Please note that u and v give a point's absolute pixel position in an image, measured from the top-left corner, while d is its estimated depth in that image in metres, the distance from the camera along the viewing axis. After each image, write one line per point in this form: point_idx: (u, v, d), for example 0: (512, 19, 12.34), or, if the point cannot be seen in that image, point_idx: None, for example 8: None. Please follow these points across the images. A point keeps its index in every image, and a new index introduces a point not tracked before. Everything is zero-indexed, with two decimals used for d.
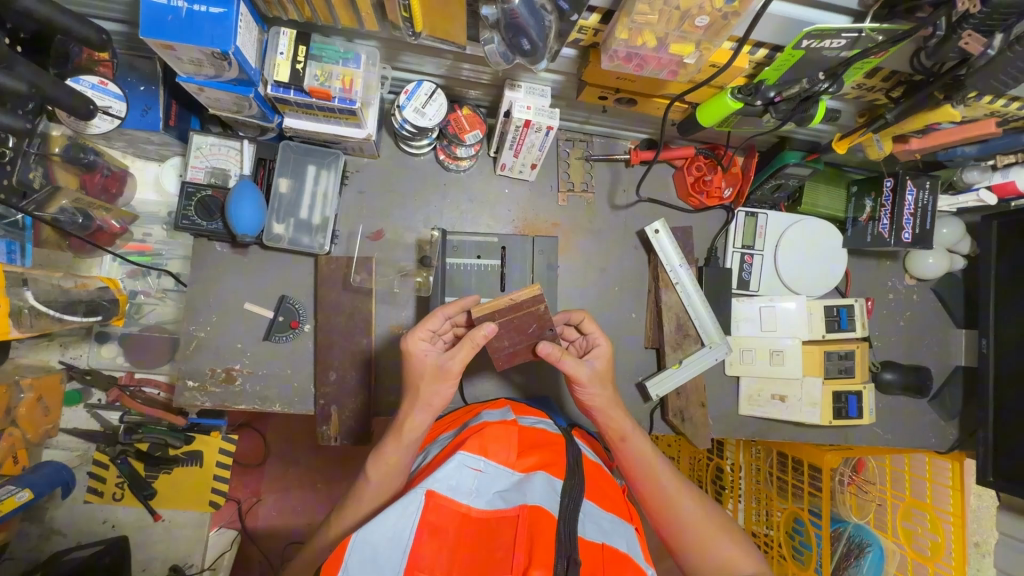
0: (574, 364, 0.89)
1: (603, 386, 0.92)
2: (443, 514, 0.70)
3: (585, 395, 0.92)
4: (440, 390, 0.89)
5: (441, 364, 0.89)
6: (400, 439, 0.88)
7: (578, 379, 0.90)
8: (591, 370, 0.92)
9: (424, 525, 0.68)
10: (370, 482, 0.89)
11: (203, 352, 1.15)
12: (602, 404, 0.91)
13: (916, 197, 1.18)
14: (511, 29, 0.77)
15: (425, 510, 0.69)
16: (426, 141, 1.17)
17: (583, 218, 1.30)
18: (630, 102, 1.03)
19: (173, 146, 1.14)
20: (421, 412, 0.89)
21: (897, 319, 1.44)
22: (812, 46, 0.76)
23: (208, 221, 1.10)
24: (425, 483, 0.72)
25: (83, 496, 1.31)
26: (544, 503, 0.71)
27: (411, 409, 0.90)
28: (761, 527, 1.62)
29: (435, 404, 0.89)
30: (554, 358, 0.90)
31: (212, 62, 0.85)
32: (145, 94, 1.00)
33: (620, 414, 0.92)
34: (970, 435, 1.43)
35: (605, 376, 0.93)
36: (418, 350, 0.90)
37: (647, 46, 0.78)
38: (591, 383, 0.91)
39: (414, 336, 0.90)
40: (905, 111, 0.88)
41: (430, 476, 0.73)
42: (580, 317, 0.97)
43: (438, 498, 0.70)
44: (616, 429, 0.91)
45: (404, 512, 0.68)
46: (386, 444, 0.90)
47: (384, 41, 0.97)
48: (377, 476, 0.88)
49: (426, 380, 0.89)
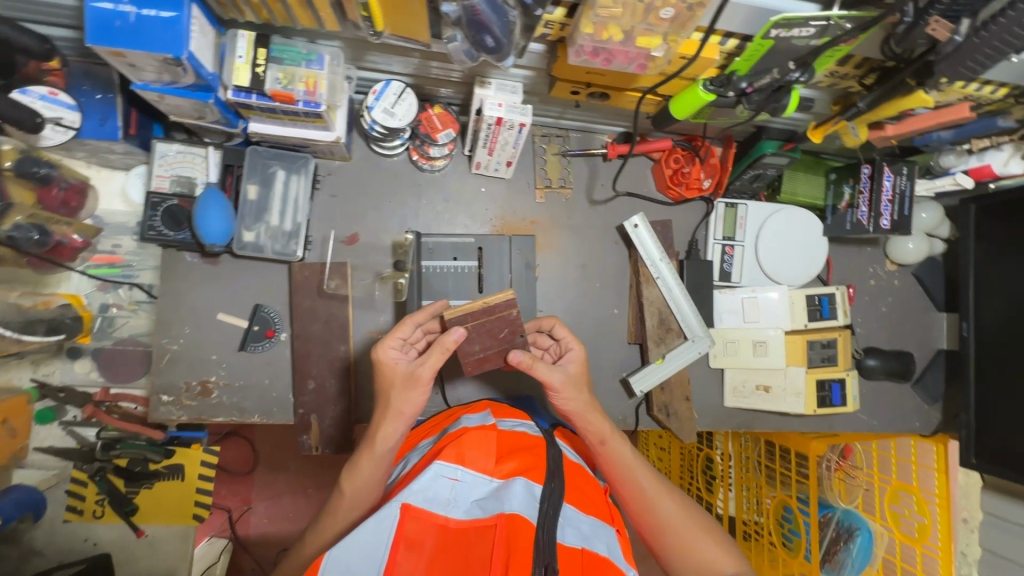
0: (547, 368, 0.90)
1: (579, 391, 0.92)
2: (419, 526, 0.68)
3: (562, 402, 0.91)
4: (412, 400, 0.88)
5: (411, 371, 0.89)
6: (374, 451, 0.87)
7: (551, 386, 0.90)
8: (565, 375, 0.92)
9: (401, 539, 0.66)
10: (346, 494, 0.88)
11: (177, 365, 1.12)
12: (579, 409, 0.90)
13: (893, 183, 1.17)
14: (474, 25, 0.75)
15: (402, 523, 0.67)
16: (398, 141, 1.15)
17: (562, 214, 1.29)
18: (603, 96, 1.01)
19: (137, 155, 1.11)
20: (395, 422, 0.88)
21: (879, 305, 1.45)
22: (781, 35, 0.75)
23: (175, 231, 1.07)
24: (400, 496, 0.71)
25: (62, 516, 1.29)
26: (522, 511, 0.70)
27: (384, 419, 0.89)
28: (752, 515, 1.59)
29: (407, 412, 0.88)
30: (525, 365, 0.90)
31: (166, 68, 0.82)
32: (102, 103, 0.97)
33: (599, 419, 0.92)
34: (953, 417, 1.44)
35: (578, 381, 0.94)
36: (389, 359, 0.93)
37: (614, 40, 0.76)
38: (565, 389, 0.91)
39: (385, 344, 0.93)
40: (876, 99, 0.88)
41: (406, 489, 0.72)
42: (549, 323, 1.03)
43: (414, 512, 0.69)
44: (597, 434, 0.91)
45: (378, 527, 0.67)
46: (362, 456, 0.89)
47: (348, 40, 0.94)
48: (352, 489, 0.87)
49: (396, 389, 0.89)
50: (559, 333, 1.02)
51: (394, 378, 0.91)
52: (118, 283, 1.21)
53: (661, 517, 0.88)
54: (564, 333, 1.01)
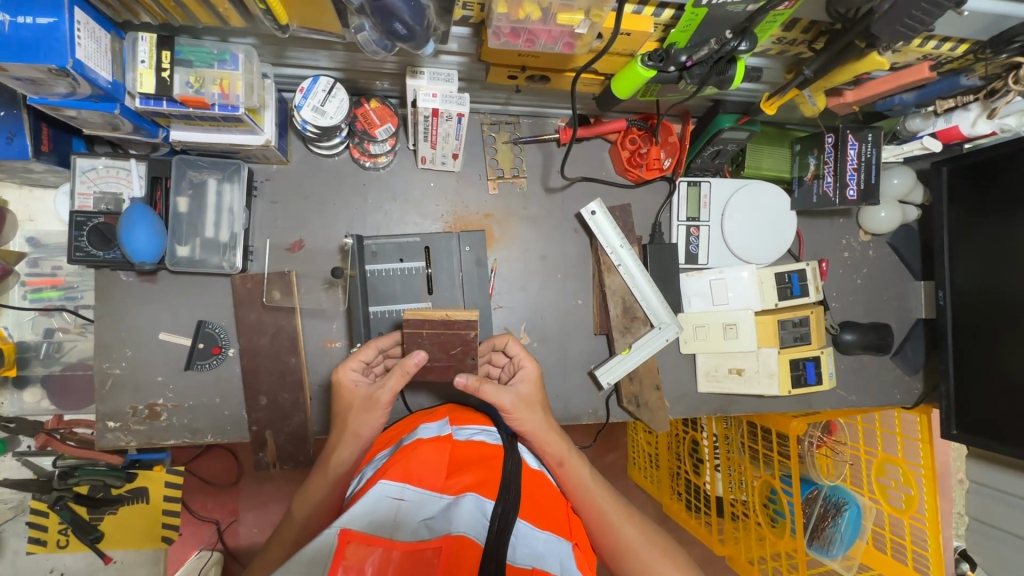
0: (497, 391, 0.90)
1: (533, 412, 0.92)
2: (359, 551, 0.62)
3: (519, 425, 0.91)
4: (368, 422, 0.86)
5: (370, 394, 0.87)
6: (327, 473, 0.87)
7: (504, 408, 0.90)
8: (516, 396, 0.92)
9: (340, 565, 0.60)
10: (297, 521, 0.87)
11: (122, 390, 1.08)
12: (535, 429, 0.91)
13: (858, 151, 1.11)
14: (380, 12, 0.69)
15: (341, 549, 0.62)
16: (337, 141, 1.09)
17: (517, 205, 1.23)
18: (543, 78, 0.95)
19: (60, 173, 1.05)
20: (349, 445, 0.86)
21: (854, 277, 1.40)
22: (713, 3, 0.70)
23: (106, 250, 1.02)
24: (339, 521, 0.65)
25: (26, 548, 1.25)
26: (471, 533, 0.68)
27: (339, 443, 0.88)
28: (738, 495, 1.55)
29: (363, 435, 0.87)
30: (472, 389, 0.90)
31: (55, 79, 0.76)
32: (7, 120, 0.91)
33: (558, 440, 0.93)
34: (934, 388, 1.41)
35: (533, 402, 0.94)
36: (349, 381, 0.93)
37: (532, 19, 0.70)
38: (518, 410, 0.91)
39: (346, 369, 0.93)
40: (824, 65, 0.82)
41: (346, 513, 0.66)
42: (504, 339, 1.04)
43: (354, 536, 0.63)
44: (556, 455, 0.92)
45: (314, 557, 0.61)
46: (314, 479, 0.89)
47: (263, 37, 0.88)
48: (301, 512, 0.87)
49: (355, 411, 0.88)
50: (513, 350, 1.03)
51: (353, 401, 0.90)
52: (58, 307, 1.16)
53: (620, 538, 0.89)
54: (517, 349, 1.02)
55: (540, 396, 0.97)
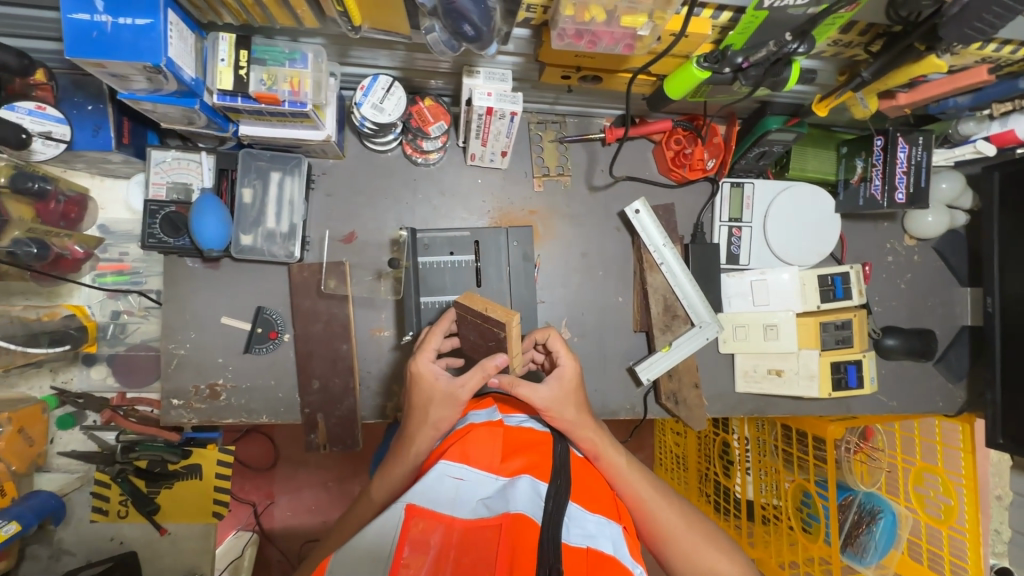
0: (531, 390, 0.91)
1: (567, 409, 0.92)
2: (423, 524, 0.65)
3: (556, 422, 0.91)
4: (450, 418, 0.89)
5: (451, 387, 0.90)
6: (406, 460, 0.90)
7: (538, 407, 0.91)
8: (552, 393, 0.93)
9: (407, 539, 0.63)
10: (375, 502, 0.92)
11: (185, 369, 1.15)
12: (570, 425, 0.91)
13: (908, 153, 1.11)
14: (451, 15, 0.73)
15: (407, 524, 0.65)
16: (391, 137, 1.13)
17: (561, 202, 1.26)
18: (596, 79, 0.98)
19: (135, 164, 1.12)
20: (427, 435, 0.90)
21: (897, 282, 1.39)
22: (775, 5, 0.72)
23: (175, 237, 1.08)
24: (405, 497, 0.69)
25: (89, 516, 1.33)
26: (527, 511, 0.68)
27: (417, 434, 0.91)
28: (771, 499, 1.54)
29: (442, 429, 0.89)
30: (506, 386, 0.92)
31: (147, 75, 0.82)
32: (93, 113, 0.97)
33: (593, 432, 0.93)
34: (978, 396, 1.38)
35: (568, 398, 0.94)
36: (428, 372, 0.93)
37: (596, 21, 0.73)
38: (554, 408, 0.91)
39: (422, 358, 0.94)
40: (883, 67, 0.82)
41: (411, 490, 0.71)
42: (545, 334, 1.02)
43: (419, 511, 0.67)
44: (591, 448, 0.92)
45: (383, 527, 0.66)
46: (395, 465, 0.92)
47: (331, 37, 0.92)
48: (378, 493, 0.91)
49: (435, 404, 0.90)
50: (554, 345, 1.00)
51: (432, 394, 0.91)
52: (126, 290, 1.22)
53: (662, 524, 0.91)
54: (558, 344, 1.00)
55: (577, 393, 0.96)
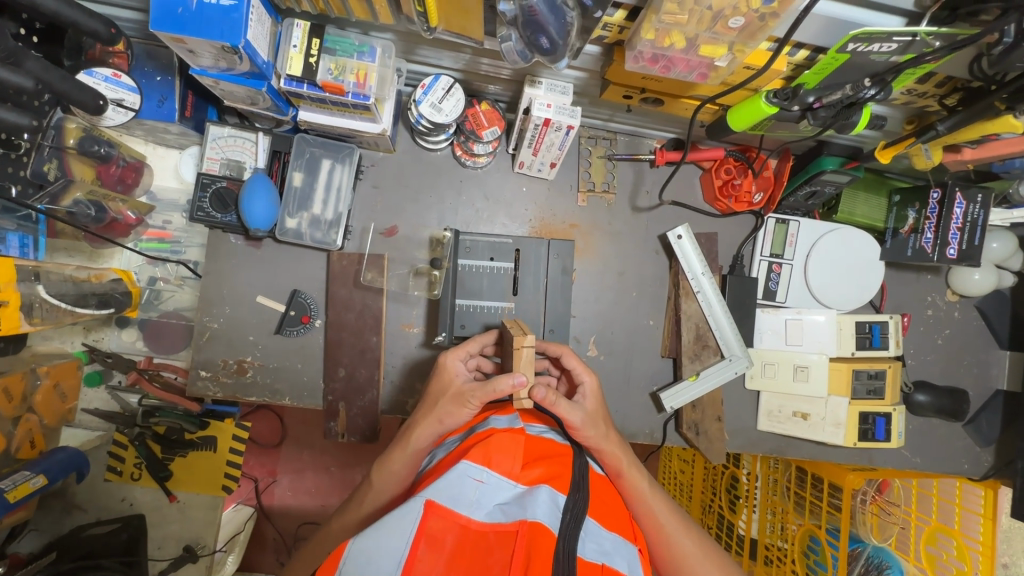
0: (569, 407, 0.86)
1: (598, 427, 0.89)
2: (440, 525, 0.63)
3: (584, 441, 0.88)
4: (456, 414, 0.86)
5: (462, 386, 0.88)
6: (407, 448, 0.88)
7: (572, 426, 0.87)
8: (585, 412, 0.89)
9: (423, 534, 0.61)
10: (374, 487, 0.88)
11: (216, 343, 1.16)
12: (600, 444, 0.88)
13: (964, 210, 1.09)
14: (530, 26, 0.73)
15: (424, 519, 0.62)
16: (443, 137, 1.14)
17: (603, 219, 1.26)
18: (657, 102, 0.97)
19: (191, 137, 1.14)
20: (429, 426, 0.87)
21: (935, 336, 1.36)
22: (858, 50, 0.70)
23: (222, 213, 1.09)
24: (424, 491, 0.66)
25: (103, 475, 1.35)
26: (545, 520, 0.65)
27: (420, 420, 0.89)
28: (775, 540, 1.45)
29: (445, 423, 0.86)
30: (548, 403, 0.83)
31: (223, 56, 0.83)
32: (161, 84, 0.99)
33: (618, 449, 0.91)
34: (1007, 463, 1.34)
35: (596, 416, 0.90)
36: (454, 368, 0.94)
37: (675, 47, 0.73)
38: (586, 428, 0.87)
39: (452, 357, 0.95)
40: (959, 122, 0.82)
41: (430, 485, 0.67)
42: (559, 351, 0.98)
43: (438, 508, 0.64)
44: (615, 466, 0.90)
45: (401, 521, 0.62)
46: (393, 452, 0.89)
47: (401, 33, 0.93)
48: (379, 483, 0.88)
49: (446, 398, 0.88)
50: (569, 362, 0.98)
51: (448, 387, 0.90)
52: (166, 258, 1.24)
53: (678, 550, 0.90)
54: (574, 363, 0.97)
55: (602, 410, 0.94)
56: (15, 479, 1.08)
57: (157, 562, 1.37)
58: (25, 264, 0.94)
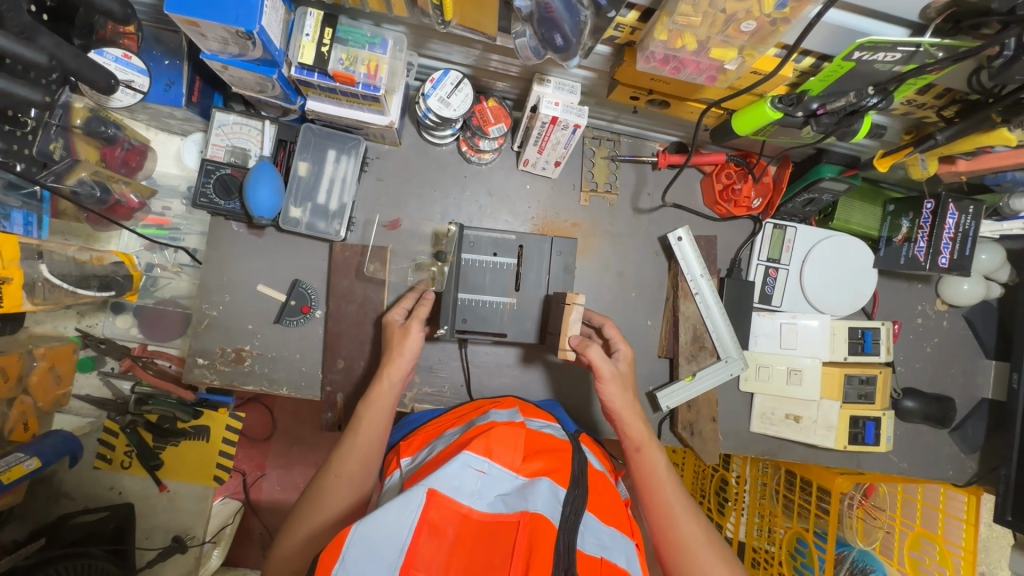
0: (603, 359, 0.98)
1: (624, 390, 1.00)
2: (441, 515, 0.63)
3: (608, 399, 0.99)
4: (415, 340, 1.02)
5: (406, 324, 1.05)
6: (385, 381, 0.97)
7: (601, 376, 0.98)
8: (616, 371, 1.00)
9: (424, 523, 0.62)
10: (364, 425, 0.92)
11: (214, 330, 1.15)
12: (621, 407, 0.98)
13: (957, 221, 1.12)
14: (545, 23, 0.76)
15: (426, 507, 0.62)
16: (450, 132, 1.14)
17: (605, 218, 1.27)
18: (663, 104, 0.99)
19: (196, 123, 1.13)
20: (404, 360, 1.00)
21: (923, 345, 1.39)
22: (864, 59, 0.71)
23: (226, 200, 1.09)
24: (426, 480, 0.66)
25: (92, 462, 1.33)
26: (546, 511, 0.65)
27: (394, 359, 1.00)
28: (763, 543, 1.46)
29: (410, 352, 1.01)
30: (580, 348, 0.99)
31: (236, 40, 0.83)
32: (169, 68, 0.98)
33: (641, 424, 0.98)
34: (990, 470, 1.38)
35: (625, 380, 1.01)
36: (394, 321, 1.08)
37: (687, 49, 0.75)
38: (612, 383, 0.98)
39: (391, 310, 1.11)
40: (957, 133, 0.84)
41: (431, 474, 0.67)
42: (601, 319, 1.09)
43: (439, 498, 0.64)
44: (636, 439, 0.97)
45: (402, 510, 0.61)
46: (373, 390, 0.96)
47: (413, 26, 0.94)
48: (370, 418, 0.93)
49: (398, 338, 1.03)
50: (609, 332, 1.08)
51: (395, 333, 1.05)
52: (165, 245, 1.23)
53: (681, 535, 0.88)
54: (613, 332, 1.07)
55: (631, 378, 1.04)
56: (9, 461, 1.06)
57: (146, 551, 1.35)
58: (28, 242, 0.93)
